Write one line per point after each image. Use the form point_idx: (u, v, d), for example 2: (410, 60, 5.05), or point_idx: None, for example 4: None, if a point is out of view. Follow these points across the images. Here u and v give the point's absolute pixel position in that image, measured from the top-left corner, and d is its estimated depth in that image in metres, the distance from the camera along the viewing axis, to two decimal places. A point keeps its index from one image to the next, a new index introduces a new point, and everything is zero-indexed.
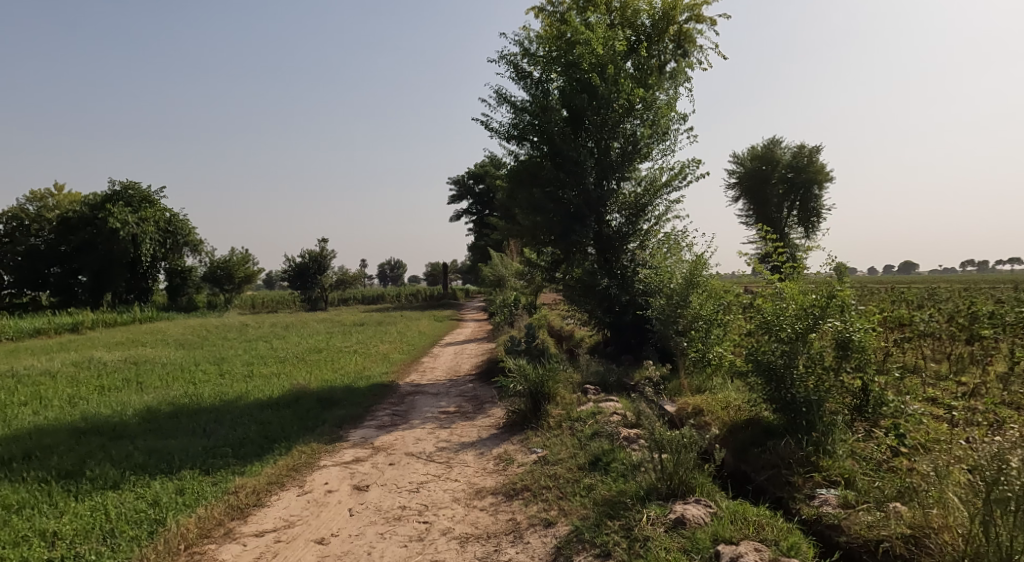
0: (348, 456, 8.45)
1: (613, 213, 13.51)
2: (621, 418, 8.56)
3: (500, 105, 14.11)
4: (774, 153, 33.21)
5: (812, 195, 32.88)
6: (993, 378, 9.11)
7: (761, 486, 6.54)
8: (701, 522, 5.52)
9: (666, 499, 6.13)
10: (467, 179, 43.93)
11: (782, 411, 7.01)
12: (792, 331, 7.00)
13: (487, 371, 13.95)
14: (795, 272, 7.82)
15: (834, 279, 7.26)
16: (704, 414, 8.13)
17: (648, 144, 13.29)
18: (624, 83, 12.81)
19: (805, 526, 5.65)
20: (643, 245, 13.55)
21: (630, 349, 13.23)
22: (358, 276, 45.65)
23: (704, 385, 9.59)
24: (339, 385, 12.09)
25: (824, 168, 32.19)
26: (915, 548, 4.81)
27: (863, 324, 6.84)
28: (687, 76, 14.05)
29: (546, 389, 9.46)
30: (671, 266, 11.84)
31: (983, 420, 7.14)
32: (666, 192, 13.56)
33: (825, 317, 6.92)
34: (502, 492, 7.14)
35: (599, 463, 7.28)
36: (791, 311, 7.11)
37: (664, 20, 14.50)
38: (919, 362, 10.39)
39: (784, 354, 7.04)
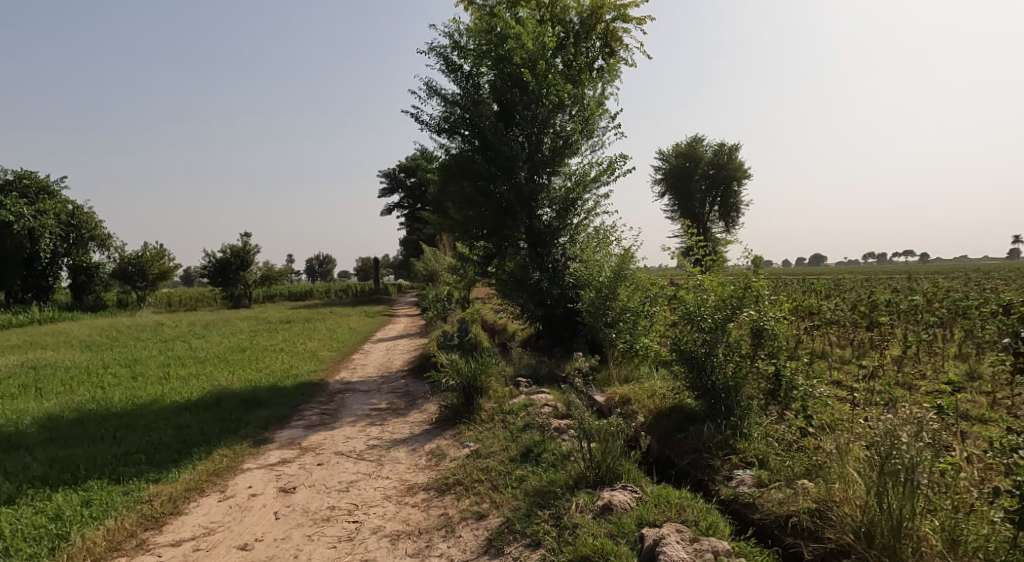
0: (274, 457, 8.19)
1: (544, 208, 13.66)
2: (552, 410, 8.71)
3: (431, 98, 13.96)
4: (697, 150, 34.41)
5: (732, 191, 34.53)
6: (889, 361, 9.90)
7: (684, 470, 6.81)
8: (627, 507, 5.70)
9: (595, 486, 6.30)
10: (399, 171, 43.21)
11: (703, 397, 7.33)
12: (712, 321, 7.36)
13: (419, 366, 13.83)
14: (717, 264, 8.13)
15: (750, 272, 7.61)
16: (632, 403, 8.38)
17: (578, 140, 13.51)
18: (554, 79, 12.95)
19: (723, 506, 5.94)
20: (574, 239, 13.71)
21: (562, 341, 13.42)
22: (285, 271, 44.08)
23: (632, 374, 9.90)
24: (263, 385, 11.68)
25: (742, 164, 33.91)
26: (820, 520, 5.16)
27: (776, 313, 7.24)
28: (615, 75, 14.37)
29: (479, 383, 9.49)
30: (600, 259, 12.07)
31: (882, 400, 7.73)
32: (595, 187, 13.81)
33: (741, 307, 7.28)
34: (434, 487, 7.12)
35: (530, 455, 7.38)
36: (711, 301, 7.44)
37: (592, 18, 14.72)
38: (826, 348, 11.16)
39: (705, 343, 7.36)
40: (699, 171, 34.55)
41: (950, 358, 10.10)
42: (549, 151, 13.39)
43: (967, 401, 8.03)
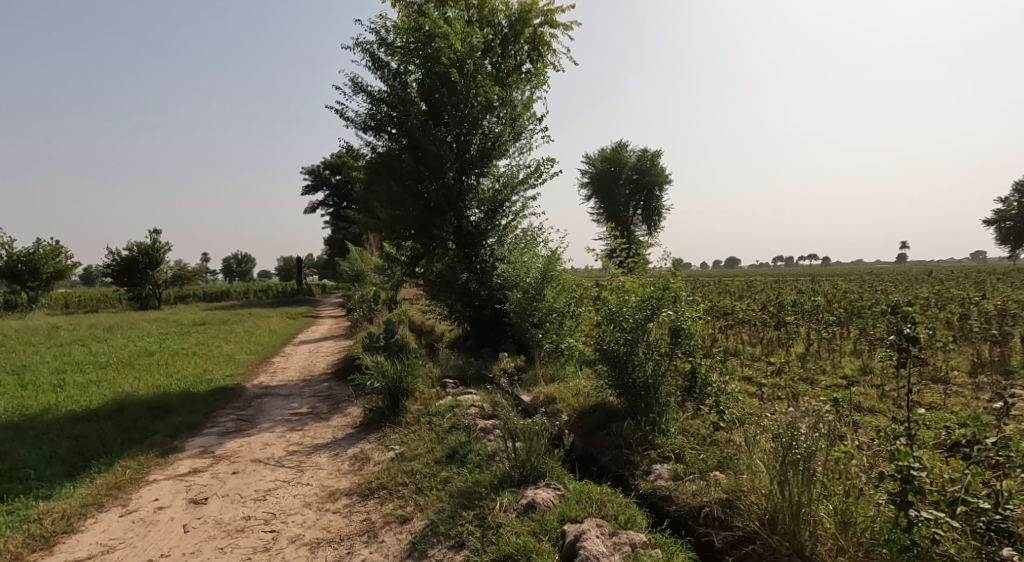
0: (184, 467, 7.77)
1: (472, 209, 13.66)
2: (479, 410, 8.71)
3: (356, 94, 13.66)
4: (622, 155, 35.39)
5: (654, 196, 35.78)
6: (795, 358, 10.55)
7: (605, 466, 6.99)
8: (549, 505, 5.78)
9: (519, 485, 6.36)
10: (323, 169, 42.05)
11: (624, 395, 7.52)
12: (633, 321, 7.56)
13: (343, 369, 13.50)
14: (641, 266, 8.36)
15: (669, 273, 7.89)
16: (557, 402, 8.50)
17: (506, 142, 13.59)
18: (482, 81, 12.96)
19: (642, 499, 6.15)
20: (502, 240, 13.78)
21: (489, 341, 13.45)
22: (200, 271, 41.93)
23: (557, 374, 10.05)
24: (173, 391, 11.05)
25: (663, 170, 35.16)
26: (729, 510, 5.43)
27: (692, 313, 7.55)
28: (543, 79, 14.57)
29: (405, 385, 9.36)
30: (527, 260, 12.19)
31: (788, 395, 8.22)
32: (523, 189, 13.94)
33: (661, 307, 7.54)
34: (356, 492, 6.97)
35: (455, 456, 7.35)
36: (632, 302, 7.66)
37: (520, 22, 14.84)
38: (739, 346, 11.75)
39: (627, 342, 7.55)
40: (623, 175, 35.54)
41: (848, 355, 10.88)
42: (478, 152, 13.38)
43: (861, 394, 8.68)
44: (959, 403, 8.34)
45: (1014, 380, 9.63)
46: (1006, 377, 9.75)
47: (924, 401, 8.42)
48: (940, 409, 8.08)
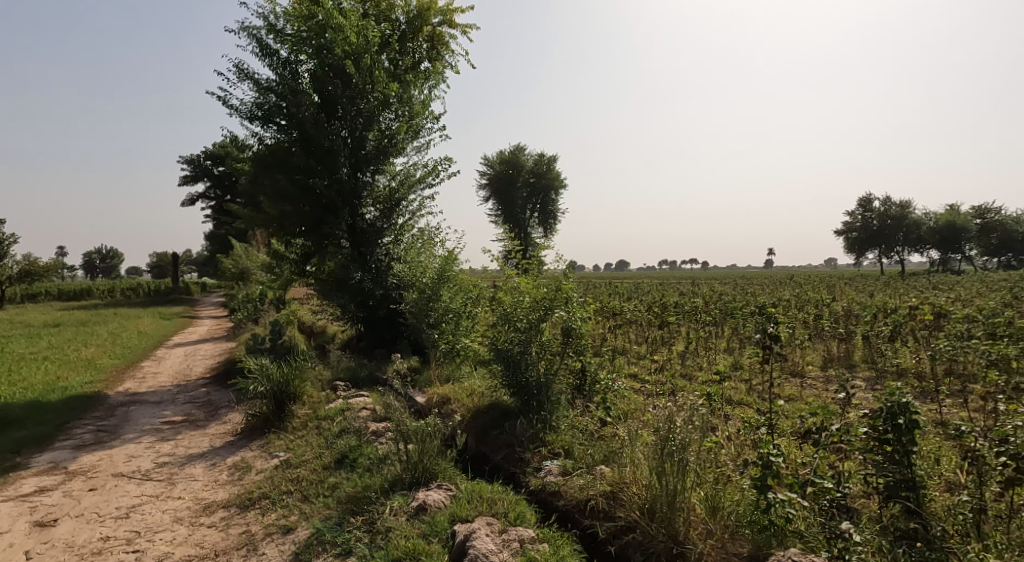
0: (30, 487, 6.97)
1: (367, 206, 13.34)
2: (371, 413, 8.50)
3: (241, 81, 12.90)
4: (519, 158, 35.89)
5: (550, 200, 36.68)
6: (676, 356, 11.20)
7: (498, 465, 7.05)
8: (441, 506, 5.75)
9: (410, 488, 6.27)
10: (204, 158, 39.37)
11: (518, 394, 7.63)
12: (527, 321, 7.70)
13: (223, 373, 12.69)
14: (541, 268, 8.49)
15: (561, 275, 8.10)
16: (451, 403, 8.47)
17: (403, 139, 13.38)
18: (379, 76, 12.69)
19: (532, 496, 6.27)
20: (398, 240, 13.54)
21: (383, 342, 13.17)
22: (56, 267, 37.82)
23: (452, 374, 10.00)
24: (19, 401, 9.88)
25: (558, 175, 36.10)
26: (613, 501, 5.68)
27: (582, 314, 7.80)
28: (441, 79, 14.47)
29: (292, 389, 8.95)
30: (423, 260, 12.06)
31: (668, 390, 8.71)
32: (420, 188, 13.79)
33: (553, 308, 7.73)
34: (235, 503, 6.57)
35: (345, 461, 7.12)
36: (526, 303, 7.79)
37: (418, 19, 14.65)
38: (626, 345, 12.30)
39: (521, 342, 7.68)
40: (520, 178, 36.02)
41: (722, 352, 11.70)
42: (374, 149, 13.05)
43: (732, 388, 9.39)
44: (814, 394, 9.24)
45: (858, 372, 10.81)
46: (852, 371, 10.92)
47: (785, 394, 9.24)
48: (799, 400, 8.91)
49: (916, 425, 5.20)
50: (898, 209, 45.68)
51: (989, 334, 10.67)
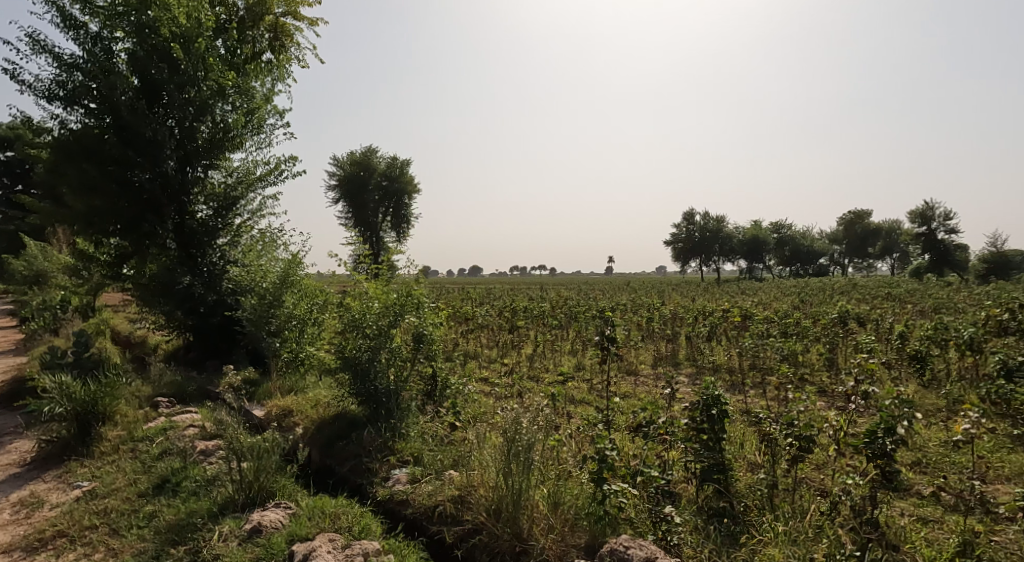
0: None
1: (198, 204, 12.15)
2: (198, 431, 7.74)
3: (38, 55, 11.18)
4: (371, 160, 34.98)
5: (404, 204, 36.21)
6: (525, 359, 11.56)
7: (343, 477, 6.75)
8: (278, 526, 5.38)
9: (243, 510, 5.81)
10: None
11: (366, 402, 7.37)
12: (376, 327, 7.46)
13: (11, 393, 10.88)
14: (396, 271, 8.30)
15: (411, 280, 7.98)
16: (293, 415, 7.98)
17: (241, 133, 12.45)
18: (213, 63, 11.70)
19: (378, 506, 6.10)
20: (234, 242, 12.48)
21: (216, 353, 12.12)
22: None
23: (295, 385, 9.45)
24: None
25: (411, 179, 35.73)
26: (461, 505, 5.70)
27: (434, 320, 7.81)
28: (285, 72, 13.72)
29: (100, 409, 7.91)
30: (264, 264, 11.25)
31: (515, 392, 8.96)
32: (261, 187, 12.92)
33: (404, 313, 7.62)
34: (22, 546, 5.64)
35: (166, 486, 6.42)
36: (376, 308, 7.55)
37: (260, 6, 13.73)
38: (477, 350, 12.47)
39: (370, 349, 7.43)
40: (372, 180, 35.06)
41: (567, 353, 12.29)
42: (206, 142, 11.96)
43: (575, 388, 9.89)
44: (646, 390, 10.01)
45: (683, 369, 11.89)
46: (678, 367, 12.00)
47: (621, 391, 9.91)
48: (633, 396, 9.59)
49: (725, 414, 5.92)
50: (715, 222, 51.20)
51: (784, 333, 12.30)
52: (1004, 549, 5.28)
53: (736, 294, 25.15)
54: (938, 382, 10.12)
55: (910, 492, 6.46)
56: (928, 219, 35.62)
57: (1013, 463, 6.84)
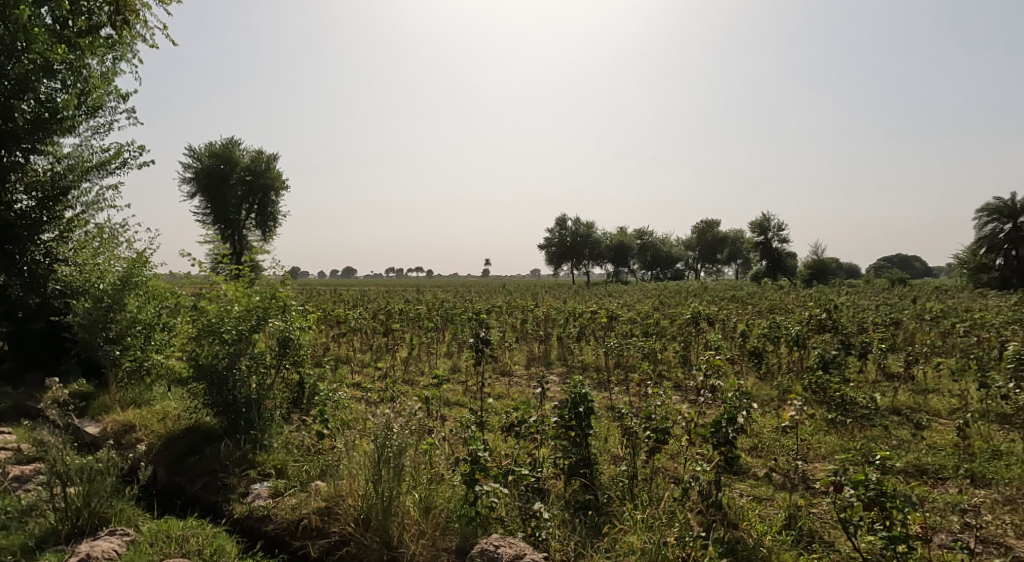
0: None
1: (17, 193, 10.66)
2: (14, 454, 6.76)
3: None
4: (233, 152, 32.56)
5: (270, 200, 34.21)
6: (399, 363, 11.35)
7: (194, 496, 6.22)
8: (112, 555, 4.84)
9: (70, 541, 5.16)
10: None
11: (223, 414, 6.83)
12: (235, 332, 6.95)
13: None
14: (259, 272, 7.68)
15: (276, 282, 7.41)
16: (136, 431, 7.21)
17: (73, 115, 11.13)
18: (38, 34, 10.32)
19: (235, 525, 5.69)
20: (65, 237, 11.11)
21: (40, 364, 10.67)
22: None
23: (139, 397, 8.56)
24: None
25: (277, 174, 33.92)
26: (327, 517, 5.46)
27: (300, 324, 7.36)
28: (128, 50, 12.44)
29: None
30: (101, 262, 10.04)
31: (386, 397, 8.77)
32: (98, 175, 11.64)
33: (267, 317, 7.14)
34: None
35: None
36: (235, 312, 7.01)
37: None
38: (349, 354, 12.06)
39: (228, 356, 6.89)
40: (234, 175, 32.69)
41: (442, 356, 12.23)
42: (28, 122, 10.51)
43: (450, 390, 9.86)
44: (519, 390, 10.20)
45: (554, 368, 12.28)
46: (550, 367, 12.37)
47: (495, 391, 10.02)
48: (506, 397, 9.74)
49: (592, 411, 6.17)
50: (584, 227, 53.51)
51: (645, 332, 13.11)
52: (819, 519, 6.02)
53: (604, 297, 26.40)
54: (771, 374, 11.27)
55: (748, 474, 7.13)
56: (765, 230, 39.64)
57: (828, 444, 7.78)
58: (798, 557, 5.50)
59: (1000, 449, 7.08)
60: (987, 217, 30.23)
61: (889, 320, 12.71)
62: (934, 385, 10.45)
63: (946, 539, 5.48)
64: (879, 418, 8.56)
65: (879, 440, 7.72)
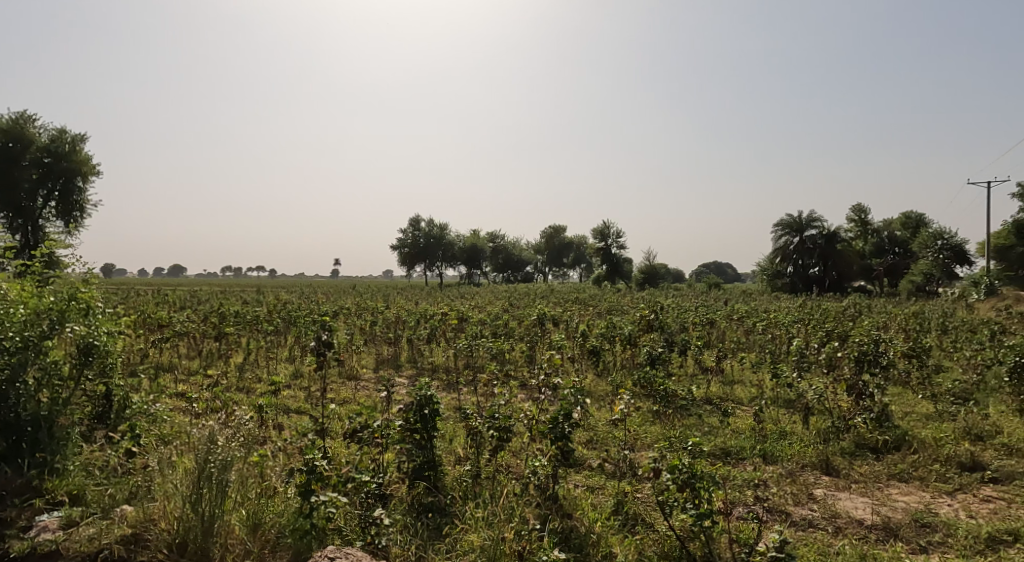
0: None
1: None
2: None
3: None
4: (26, 130, 28.20)
5: (76, 187, 30.08)
6: (232, 370, 10.53)
7: None
8: None
9: None
10: None
11: None
12: (21, 339, 5.91)
13: None
14: (55, 268, 6.72)
15: (79, 281, 6.61)
16: None
17: None
18: None
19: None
20: None
21: None
22: None
23: None
24: None
25: (85, 158, 29.93)
26: (134, 545, 4.91)
27: (109, 328, 6.53)
28: None
29: None
30: None
31: (214, 405, 8.07)
32: None
33: (65, 322, 6.18)
34: None
35: None
36: (20, 315, 5.96)
37: None
38: (174, 361, 10.95)
39: (10, 366, 5.81)
40: (28, 156, 28.31)
41: (282, 361, 11.56)
42: None
43: (289, 397, 9.35)
44: (366, 395, 9.89)
45: (403, 371, 12.11)
46: (399, 370, 12.17)
47: (340, 397, 9.64)
48: (352, 401, 9.43)
49: (437, 413, 6.17)
50: (438, 229, 53.32)
51: (494, 333, 13.38)
52: (642, 503, 6.57)
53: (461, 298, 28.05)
54: (607, 371, 12.07)
55: (583, 466, 7.55)
56: (606, 236, 42.37)
57: (652, 434, 8.48)
58: (623, 540, 5.91)
59: (786, 430, 8.19)
60: (783, 231, 34.76)
61: (706, 320, 14.21)
62: (738, 376, 11.82)
63: (742, 512, 6.21)
64: (695, 408, 9.51)
65: (694, 428, 8.57)
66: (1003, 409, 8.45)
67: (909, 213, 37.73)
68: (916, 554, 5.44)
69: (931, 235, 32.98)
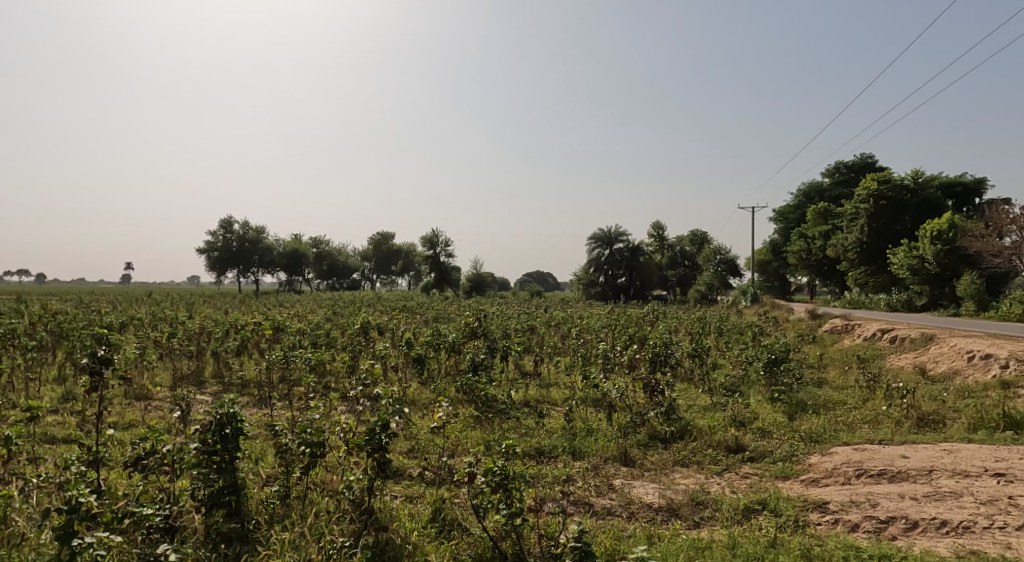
0: None
1: None
2: None
3: None
4: None
5: None
6: None
7: None
8: None
9: None
10: None
11: None
12: None
13: None
14: None
15: None
16: None
17: None
18: None
19: None
20: None
21: None
22: None
23: None
24: None
25: None
26: None
27: None
28: None
29: None
30: None
31: None
32: None
33: None
34: None
35: None
36: None
37: None
38: None
39: None
40: None
41: (48, 383, 9.91)
42: None
43: (56, 424, 8.03)
44: (157, 417, 8.81)
45: (207, 388, 11.05)
46: (201, 387, 11.06)
47: (124, 421, 8.48)
48: (140, 425, 8.38)
49: (241, 432, 5.65)
50: (253, 231, 49.39)
51: (314, 343, 12.72)
52: (458, 507, 6.67)
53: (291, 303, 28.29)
54: (430, 379, 12.12)
55: (403, 476, 7.47)
56: (435, 244, 42.57)
57: (471, 438, 8.66)
58: (439, 546, 5.94)
59: (592, 427, 8.83)
60: (596, 243, 37.57)
61: (525, 326, 14.89)
62: (553, 379, 12.54)
63: (551, 507, 6.57)
64: (513, 412, 9.89)
65: (511, 430, 8.91)
66: (761, 398, 9.94)
67: (696, 231, 42.89)
68: (691, 530, 6.17)
69: (713, 250, 37.77)
